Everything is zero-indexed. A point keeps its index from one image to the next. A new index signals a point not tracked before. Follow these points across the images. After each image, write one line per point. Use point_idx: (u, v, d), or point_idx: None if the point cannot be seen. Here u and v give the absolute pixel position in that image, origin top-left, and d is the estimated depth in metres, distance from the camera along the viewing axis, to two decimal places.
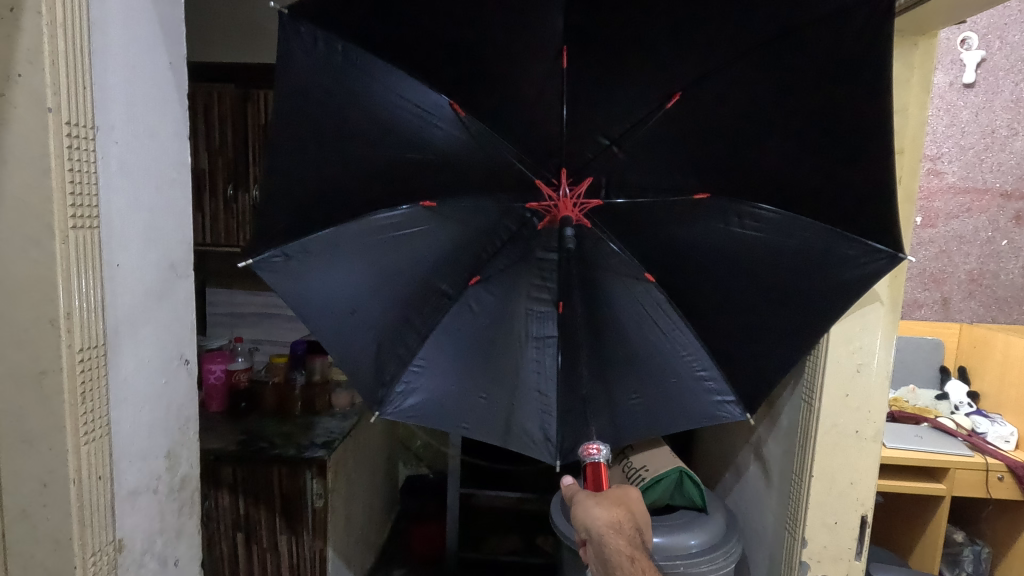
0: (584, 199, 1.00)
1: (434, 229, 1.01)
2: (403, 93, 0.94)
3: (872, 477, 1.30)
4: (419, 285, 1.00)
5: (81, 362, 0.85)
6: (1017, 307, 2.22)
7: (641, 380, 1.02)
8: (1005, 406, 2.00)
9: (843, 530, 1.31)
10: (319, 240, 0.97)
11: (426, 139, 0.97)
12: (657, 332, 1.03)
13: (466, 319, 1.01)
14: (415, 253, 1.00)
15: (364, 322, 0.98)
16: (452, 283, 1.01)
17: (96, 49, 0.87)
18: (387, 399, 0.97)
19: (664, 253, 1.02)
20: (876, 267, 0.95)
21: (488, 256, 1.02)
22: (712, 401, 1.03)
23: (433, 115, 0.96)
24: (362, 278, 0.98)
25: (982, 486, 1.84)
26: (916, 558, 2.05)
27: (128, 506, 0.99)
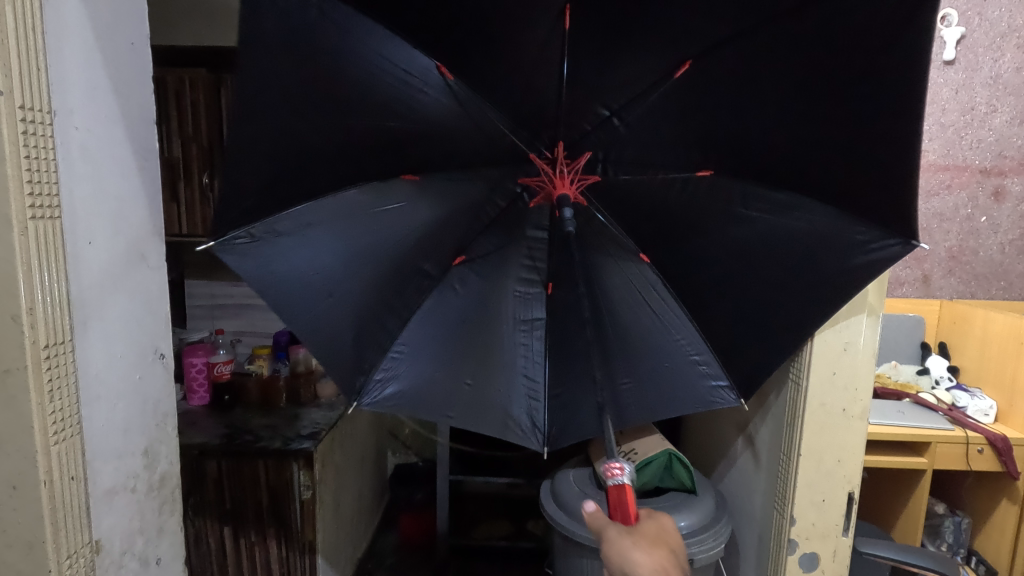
0: (582, 175, 0.99)
1: (415, 205, 0.97)
2: (384, 53, 0.88)
3: (859, 454, 1.30)
4: (401, 265, 0.97)
5: (48, 358, 0.81)
6: (996, 283, 2.24)
7: (634, 366, 1.00)
8: (984, 379, 2.03)
9: (831, 507, 1.32)
10: (286, 218, 0.91)
11: (412, 108, 0.91)
12: (648, 313, 1.01)
13: (449, 300, 0.98)
14: (393, 231, 0.96)
15: (340, 306, 0.94)
16: (435, 262, 0.98)
17: (50, 28, 0.82)
18: (364, 388, 0.94)
19: (657, 234, 1.01)
20: (886, 253, 0.93)
21: (473, 235, 1.00)
22: (707, 386, 1.01)
23: (420, 81, 0.90)
24: (337, 258, 0.94)
25: (962, 459, 1.87)
26: (898, 531, 2.09)
27: (103, 506, 0.95)
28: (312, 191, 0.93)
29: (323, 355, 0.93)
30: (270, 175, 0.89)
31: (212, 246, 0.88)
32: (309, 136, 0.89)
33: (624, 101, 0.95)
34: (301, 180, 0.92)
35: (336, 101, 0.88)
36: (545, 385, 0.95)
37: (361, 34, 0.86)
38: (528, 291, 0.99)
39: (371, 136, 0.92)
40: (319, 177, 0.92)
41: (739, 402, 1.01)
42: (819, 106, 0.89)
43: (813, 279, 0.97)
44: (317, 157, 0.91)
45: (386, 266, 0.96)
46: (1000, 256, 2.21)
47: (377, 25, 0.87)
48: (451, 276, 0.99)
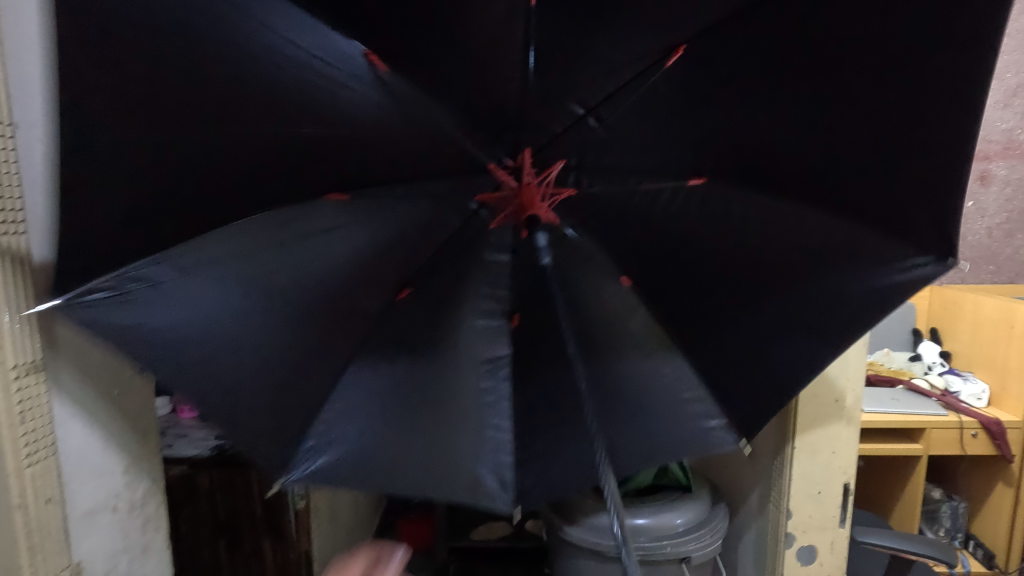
0: (553, 189, 0.89)
1: (344, 231, 0.80)
2: (294, 35, 0.69)
3: (853, 444, 1.29)
4: (330, 305, 0.80)
5: (17, 380, 0.79)
6: (985, 267, 2.25)
7: (624, 412, 0.93)
8: (976, 363, 2.03)
9: (828, 499, 1.31)
10: (157, 259, 0.72)
11: (331, 105, 0.73)
12: (634, 349, 0.94)
13: (387, 347, 0.85)
14: (312, 264, 0.79)
15: (251, 362, 0.77)
16: (377, 299, 0.84)
17: (12, 37, 0.78)
18: (292, 461, 0.81)
19: (644, 249, 0.92)
20: (921, 274, 0.83)
21: (421, 262, 0.87)
22: (703, 427, 0.95)
23: (342, 70, 0.73)
24: (239, 306, 0.76)
25: (957, 444, 1.86)
26: (896, 518, 2.08)
27: (84, 526, 0.93)
28: (219, 211, 0.74)
29: (242, 422, 0.78)
30: (158, 199, 0.71)
31: (58, 305, 0.69)
32: (206, 146, 0.70)
33: (604, 97, 0.84)
34: (201, 200, 0.73)
35: (234, 100, 0.69)
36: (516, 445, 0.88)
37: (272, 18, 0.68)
38: (488, 328, 0.88)
39: (285, 142, 0.73)
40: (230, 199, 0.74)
41: (739, 445, 0.95)
42: (830, 109, 0.79)
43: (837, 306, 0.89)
44: (220, 172, 0.72)
45: (315, 306, 0.79)
46: (988, 240, 2.21)
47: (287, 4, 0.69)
48: (396, 315, 0.85)
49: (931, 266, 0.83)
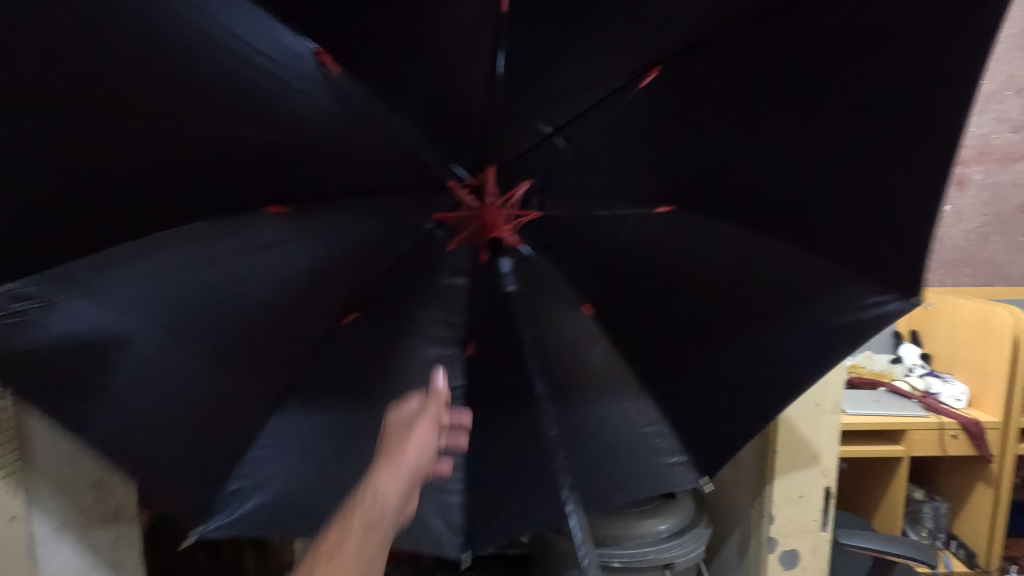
0: (517, 211, 0.89)
1: (282, 259, 0.78)
2: (235, 26, 0.66)
3: (834, 448, 1.30)
4: (267, 326, 0.78)
5: None
6: (964, 270, 2.27)
7: (581, 450, 0.90)
8: (956, 365, 2.05)
9: (810, 503, 1.31)
10: (71, 270, 0.71)
11: (276, 103, 0.70)
12: (592, 381, 0.92)
13: (322, 383, 0.83)
14: (246, 285, 0.77)
15: (172, 397, 0.75)
16: (324, 317, 0.82)
17: None
18: (215, 505, 0.79)
19: (608, 265, 0.90)
20: (886, 310, 0.84)
21: (370, 286, 0.84)
22: (661, 463, 0.93)
23: (288, 66, 0.70)
24: (162, 339, 0.74)
25: (937, 445, 1.88)
26: (880, 520, 2.09)
27: (52, 541, 0.91)
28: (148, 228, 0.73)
29: (168, 449, 0.75)
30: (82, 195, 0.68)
31: None
32: (133, 142, 0.67)
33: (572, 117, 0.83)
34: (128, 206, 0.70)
35: (165, 95, 0.65)
36: (461, 477, 0.88)
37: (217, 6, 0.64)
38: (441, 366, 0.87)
39: (221, 146, 0.70)
40: (164, 204, 0.72)
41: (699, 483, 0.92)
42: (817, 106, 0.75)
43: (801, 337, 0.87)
44: (150, 174, 0.69)
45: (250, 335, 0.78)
46: (966, 244, 2.24)
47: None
48: (336, 348, 0.84)
49: (897, 305, 0.83)
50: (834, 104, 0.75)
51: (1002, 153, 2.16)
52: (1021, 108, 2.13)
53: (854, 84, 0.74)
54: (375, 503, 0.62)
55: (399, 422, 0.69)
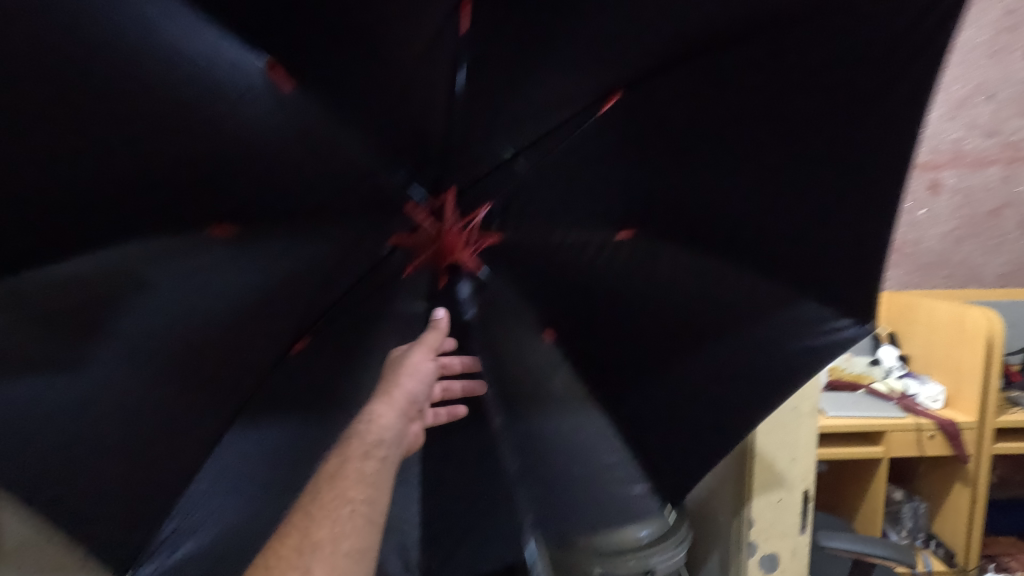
0: (476, 237, 0.89)
1: (225, 288, 0.73)
2: (176, 34, 0.60)
3: (811, 451, 1.31)
4: (206, 359, 0.73)
5: None
6: (938, 272, 2.31)
7: (537, 482, 0.92)
8: (933, 366, 2.08)
9: (788, 506, 1.32)
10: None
11: (221, 120, 0.65)
12: (554, 408, 0.93)
13: (271, 418, 0.78)
14: (184, 313, 0.71)
15: (91, 436, 0.67)
16: (274, 343, 0.78)
17: None
18: (145, 554, 0.72)
19: (574, 283, 0.89)
20: (844, 336, 0.84)
21: (320, 313, 0.82)
22: (625, 493, 0.92)
23: (236, 80, 0.64)
24: (77, 370, 0.66)
25: (915, 446, 1.91)
26: (860, 521, 2.12)
27: None
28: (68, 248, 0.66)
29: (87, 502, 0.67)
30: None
31: None
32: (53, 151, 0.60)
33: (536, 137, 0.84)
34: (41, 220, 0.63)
35: (90, 106, 0.60)
36: (417, 513, 0.92)
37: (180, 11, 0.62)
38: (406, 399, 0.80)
39: (155, 164, 0.64)
40: (91, 221, 0.65)
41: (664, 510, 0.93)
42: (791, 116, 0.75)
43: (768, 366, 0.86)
44: (71, 188, 0.63)
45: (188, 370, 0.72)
46: (940, 246, 2.28)
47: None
48: (286, 380, 0.79)
49: (854, 332, 0.84)
50: (807, 115, 0.75)
51: (974, 157, 2.22)
52: (991, 114, 2.19)
53: (827, 97, 0.73)
54: (374, 427, 0.74)
55: (397, 361, 0.83)
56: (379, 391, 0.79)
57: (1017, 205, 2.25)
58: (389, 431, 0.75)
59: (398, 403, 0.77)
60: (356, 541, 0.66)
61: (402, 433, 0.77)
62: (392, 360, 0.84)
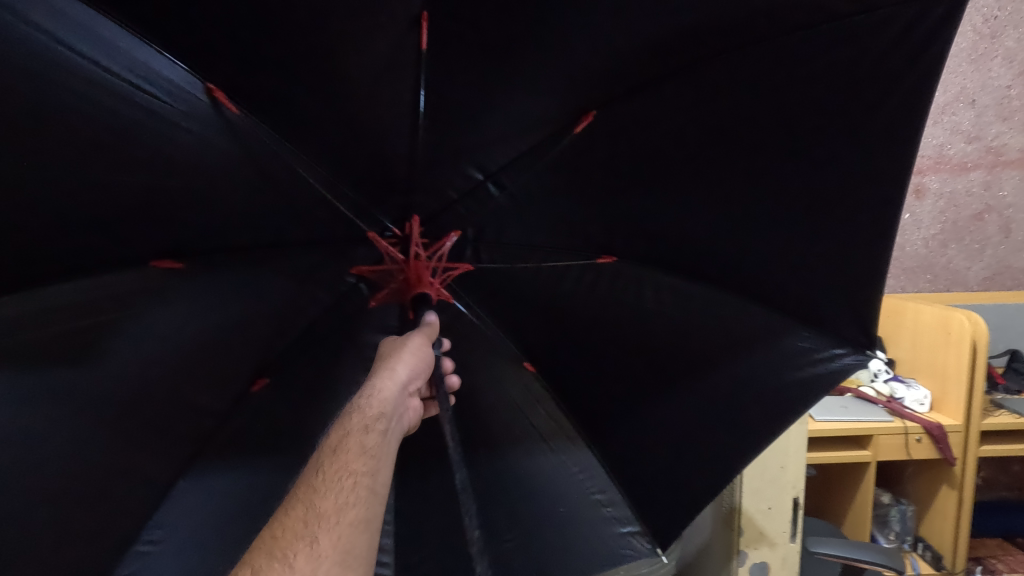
0: (447, 266, 0.87)
1: (170, 328, 0.71)
2: (110, 65, 0.60)
3: (800, 457, 1.30)
4: (151, 399, 0.70)
5: None
6: (923, 277, 2.32)
7: (516, 520, 0.90)
8: (919, 369, 2.09)
9: (778, 514, 1.31)
10: None
11: (159, 146, 0.65)
12: (539, 444, 0.92)
13: (228, 454, 0.76)
14: (125, 356, 0.69)
15: (17, 486, 0.63)
16: (231, 376, 0.76)
17: None
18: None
19: (555, 298, 0.90)
20: (835, 366, 0.80)
21: (278, 345, 0.80)
22: (615, 533, 0.91)
23: (173, 106, 0.65)
24: (7, 419, 0.63)
25: (902, 449, 1.91)
26: (849, 526, 2.11)
27: None
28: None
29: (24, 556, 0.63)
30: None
31: None
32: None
33: (509, 160, 0.83)
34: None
35: (16, 131, 0.57)
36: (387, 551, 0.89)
37: (137, 11, 0.59)
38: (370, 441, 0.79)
39: (90, 195, 0.63)
40: (27, 256, 0.63)
41: (654, 551, 0.89)
42: (769, 125, 0.74)
43: (752, 393, 0.83)
44: (1, 226, 0.60)
45: (133, 406, 0.69)
46: (925, 250, 2.30)
47: (101, 16, 0.59)
48: (247, 421, 0.77)
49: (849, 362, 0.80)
50: (787, 131, 0.74)
51: (956, 162, 2.23)
52: (972, 119, 2.21)
53: (805, 113, 0.72)
54: (375, 401, 0.75)
55: (393, 342, 0.82)
56: (377, 367, 0.79)
57: (999, 209, 2.27)
58: (390, 404, 0.75)
59: (399, 379, 0.77)
60: (360, 510, 0.65)
61: (401, 407, 0.77)
62: (388, 343, 0.82)
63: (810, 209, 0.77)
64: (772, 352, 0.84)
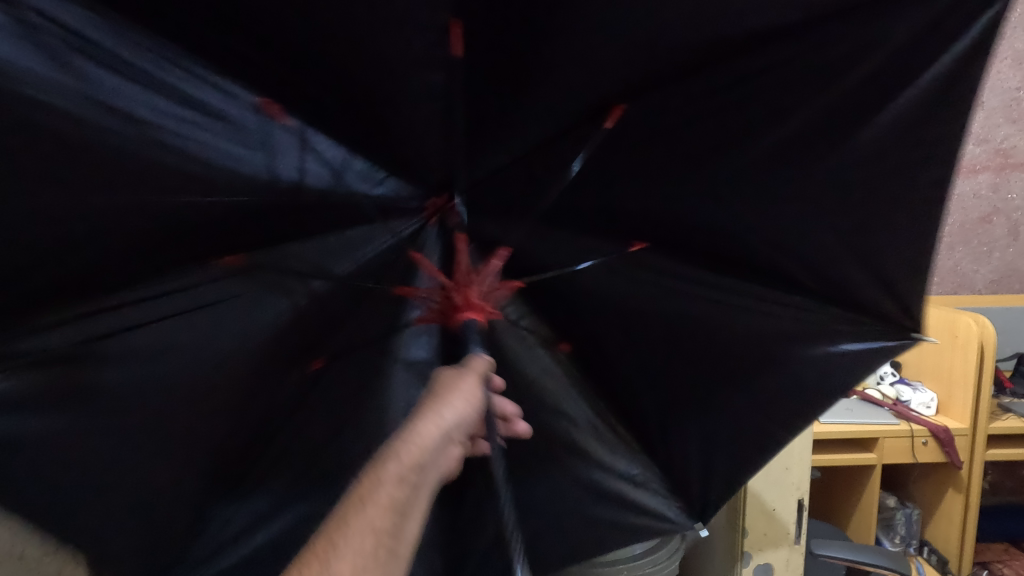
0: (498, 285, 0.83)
1: (216, 331, 0.70)
2: (165, 78, 0.59)
3: (804, 459, 1.30)
4: (227, 401, 0.72)
5: None
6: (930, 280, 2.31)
7: (552, 494, 0.93)
8: (924, 372, 2.08)
9: (782, 515, 1.31)
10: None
11: (226, 158, 0.63)
12: (572, 422, 0.95)
13: (303, 428, 0.80)
14: (196, 359, 0.70)
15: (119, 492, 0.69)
16: (296, 363, 0.77)
17: None
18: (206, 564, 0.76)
19: (591, 293, 0.89)
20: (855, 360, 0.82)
21: (341, 327, 0.81)
22: (652, 509, 0.95)
23: (232, 111, 0.64)
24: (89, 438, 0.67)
25: (908, 452, 1.91)
26: (854, 529, 2.11)
27: None
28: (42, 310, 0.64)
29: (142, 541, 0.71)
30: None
31: None
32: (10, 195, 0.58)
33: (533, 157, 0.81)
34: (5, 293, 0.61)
35: (70, 158, 0.57)
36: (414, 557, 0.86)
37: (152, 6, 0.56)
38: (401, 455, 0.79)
39: (136, 208, 0.60)
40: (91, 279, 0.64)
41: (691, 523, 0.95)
42: (797, 132, 0.73)
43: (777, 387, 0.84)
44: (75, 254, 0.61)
45: (189, 416, 0.70)
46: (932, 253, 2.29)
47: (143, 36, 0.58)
48: (300, 414, 0.79)
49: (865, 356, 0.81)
50: (817, 139, 0.72)
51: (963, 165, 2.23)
52: (981, 122, 2.20)
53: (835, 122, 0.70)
54: (415, 449, 0.64)
55: (443, 374, 0.72)
56: (421, 404, 0.68)
57: (1007, 213, 2.26)
58: (431, 453, 0.65)
59: (441, 423, 0.66)
60: None
61: (441, 458, 0.66)
62: (437, 376, 0.72)
63: (828, 207, 0.76)
64: (790, 357, 0.83)
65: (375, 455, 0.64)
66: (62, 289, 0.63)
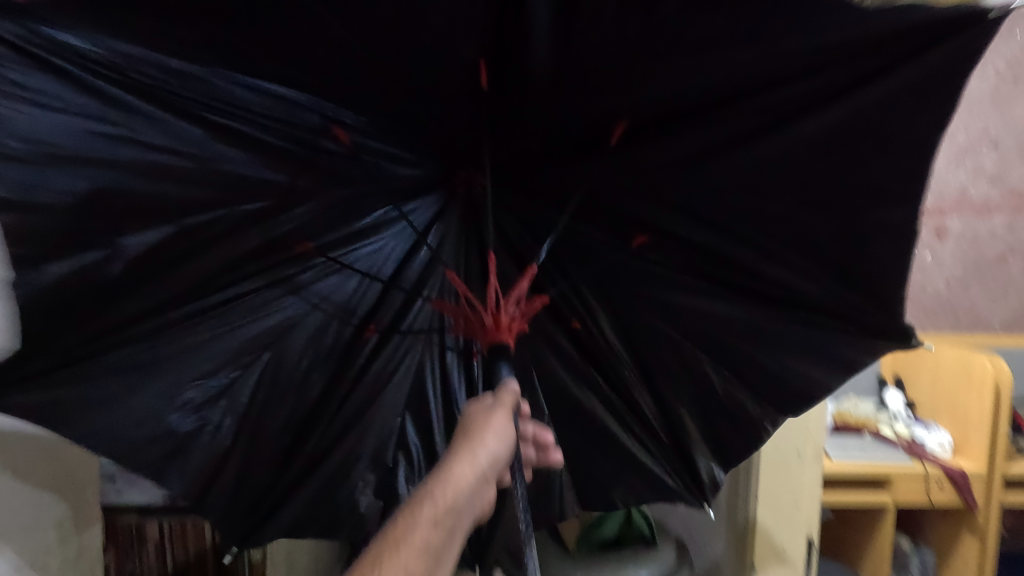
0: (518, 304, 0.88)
1: (297, 314, 0.93)
2: (264, 109, 0.81)
3: (816, 495, 1.27)
4: (319, 349, 0.95)
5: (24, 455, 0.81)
6: (944, 318, 2.30)
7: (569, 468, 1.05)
8: (939, 412, 2.07)
9: (792, 552, 1.28)
10: (131, 337, 0.81)
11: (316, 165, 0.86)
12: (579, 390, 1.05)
13: (369, 377, 0.99)
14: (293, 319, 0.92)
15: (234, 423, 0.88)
16: (361, 323, 0.98)
17: None
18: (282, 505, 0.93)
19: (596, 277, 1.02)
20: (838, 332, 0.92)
21: (385, 300, 1.00)
22: (660, 475, 1.04)
23: (306, 125, 0.84)
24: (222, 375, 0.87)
25: (923, 494, 1.86)
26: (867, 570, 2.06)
27: None
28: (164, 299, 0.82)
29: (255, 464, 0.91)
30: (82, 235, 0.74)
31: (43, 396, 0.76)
32: (147, 191, 0.76)
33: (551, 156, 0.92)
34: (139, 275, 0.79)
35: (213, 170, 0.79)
36: None
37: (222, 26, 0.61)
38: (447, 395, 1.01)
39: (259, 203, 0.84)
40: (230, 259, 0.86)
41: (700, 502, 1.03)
42: None
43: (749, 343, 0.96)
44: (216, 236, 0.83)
45: (291, 361, 0.93)
46: (947, 291, 2.28)
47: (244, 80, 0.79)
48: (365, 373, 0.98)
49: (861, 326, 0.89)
50: None
51: (978, 204, 2.24)
52: (995, 162, 2.22)
53: None
54: (449, 488, 0.62)
55: (471, 413, 0.72)
56: (455, 443, 0.68)
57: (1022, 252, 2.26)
58: (464, 495, 0.63)
59: (479, 462, 0.66)
60: None
61: (477, 498, 0.65)
62: (471, 413, 0.72)
63: (787, 196, 0.87)
64: None
65: (406, 498, 0.62)
66: (202, 281, 0.85)
